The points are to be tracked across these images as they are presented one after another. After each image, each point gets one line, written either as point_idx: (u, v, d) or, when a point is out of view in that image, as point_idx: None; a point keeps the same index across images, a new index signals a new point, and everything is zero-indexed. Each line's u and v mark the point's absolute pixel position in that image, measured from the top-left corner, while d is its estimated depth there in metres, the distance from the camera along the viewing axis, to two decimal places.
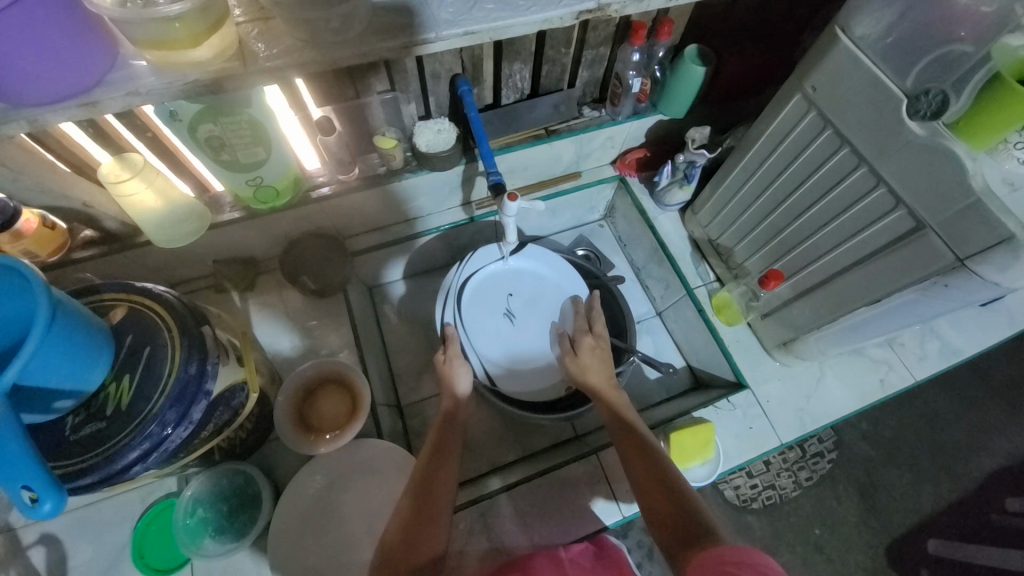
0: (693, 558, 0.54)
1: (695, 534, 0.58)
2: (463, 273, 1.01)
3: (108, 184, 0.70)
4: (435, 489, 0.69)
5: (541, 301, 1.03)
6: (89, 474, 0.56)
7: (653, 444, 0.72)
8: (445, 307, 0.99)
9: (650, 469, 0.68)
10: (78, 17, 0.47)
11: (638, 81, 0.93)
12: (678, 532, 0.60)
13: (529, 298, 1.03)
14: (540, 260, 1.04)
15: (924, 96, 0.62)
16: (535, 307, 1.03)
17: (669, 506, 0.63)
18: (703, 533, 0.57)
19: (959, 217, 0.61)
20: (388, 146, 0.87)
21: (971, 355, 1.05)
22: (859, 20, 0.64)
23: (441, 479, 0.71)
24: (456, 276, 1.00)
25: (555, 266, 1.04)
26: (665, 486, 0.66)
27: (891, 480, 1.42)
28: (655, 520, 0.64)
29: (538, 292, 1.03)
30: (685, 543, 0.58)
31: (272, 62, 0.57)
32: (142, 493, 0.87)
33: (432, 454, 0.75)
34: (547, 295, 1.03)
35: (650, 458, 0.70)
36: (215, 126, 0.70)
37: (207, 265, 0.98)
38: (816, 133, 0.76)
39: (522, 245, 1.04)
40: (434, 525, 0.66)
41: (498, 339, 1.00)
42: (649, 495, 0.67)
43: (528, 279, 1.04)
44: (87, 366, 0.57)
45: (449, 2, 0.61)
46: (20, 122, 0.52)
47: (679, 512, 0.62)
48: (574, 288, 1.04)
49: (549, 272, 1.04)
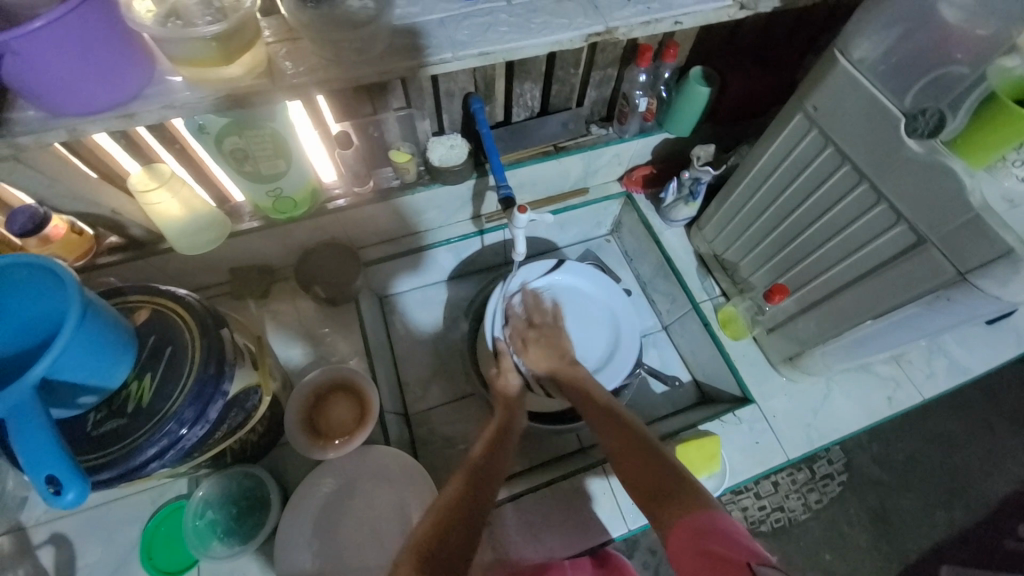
0: (674, 518, 0.57)
1: (672, 489, 0.61)
2: (508, 290, 1.01)
3: (136, 193, 0.75)
4: (469, 513, 0.66)
5: (583, 312, 1.05)
6: (108, 469, 0.58)
7: (626, 417, 0.75)
8: (494, 322, 0.99)
9: (625, 437, 0.71)
10: (120, 35, 0.50)
11: (645, 101, 0.96)
12: (652, 490, 0.63)
13: (574, 310, 1.04)
14: (580, 275, 1.06)
15: (921, 116, 0.64)
16: (580, 317, 1.04)
17: (647, 470, 0.65)
18: (681, 488, 0.60)
19: (958, 232, 0.62)
20: (402, 160, 0.91)
21: (979, 374, 1.05)
22: (857, 44, 0.67)
23: (471, 500, 0.68)
24: (502, 293, 1.00)
25: (593, 279, 1.07)
26: (639, 449, 0.69)
27: (902, 504, 1.41)
28: (630, 484, 0.66)
29: (583, 305, 1.05)
30: (663, 499, 0.60)
31: (299, 79, 0.60)
32: (152, 495, 0.88)
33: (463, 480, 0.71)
34: (590, 308, 1.05)
35: (631, 433, 0.71)
36: (240, 139, 0.74)
37: (224, 272, 1.01)
38: (817, 151, 0.78)
39: (560, 262, 1.06)
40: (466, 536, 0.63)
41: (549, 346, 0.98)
42: (626, 463, 0.68)
43: (570, 292, 1.06)
44: (112, 364, 0.59)
45: (465, 25, 0.65)
46: (59, 130, 0.56)
47: (655, 471, 0.65)
48: (614, 302, 1.06)
49: (590, 286, 1.07)
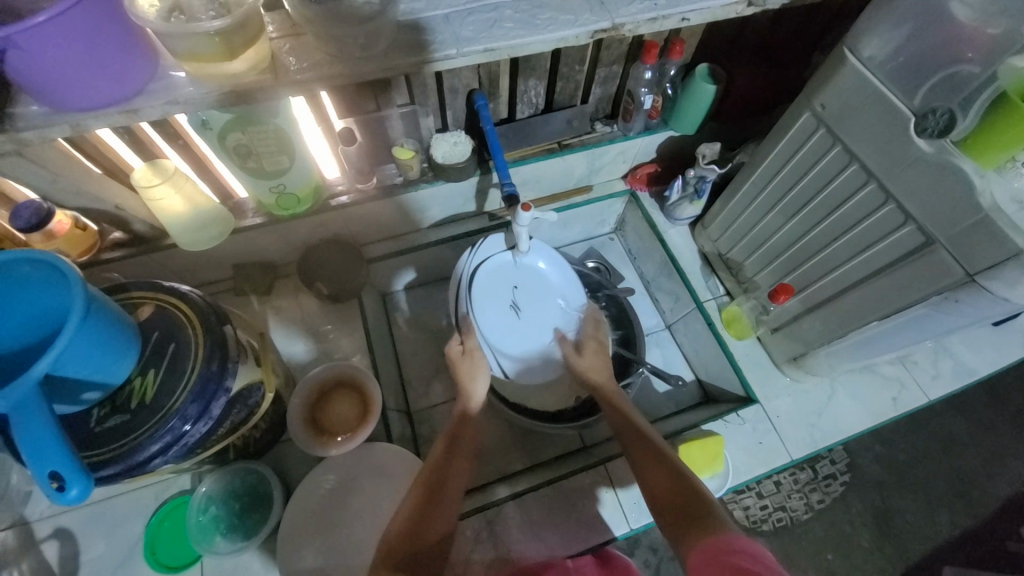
0: (693, 543, 0.55)
1: (694, 513, 0.59)
2: (475, 258, 0.95)
3: (139, 189, 0.75)
4: (445, 483, 0.71)
5: (548, 301, 0.96)
6: (111, 465, 0.58)
7: (653, 434, 0.72)
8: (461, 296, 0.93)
9: (652, 456, 0.69)
10: (123, 28, 0.50)
11: (650, 99, 0.96)
12: (674, 514, 0.61)
13: (539, 297, 0.96)
14: (554, 266, 0.97)
15: (931, 114, 0.63)
16: (544, 304, 0.96)
17: (671, 492, 0.63)
18: (703, 513, 0.58)
19: (967, 233, 0.62)
20: (406, 157, 0.90)
21: (984, 375, 1.04)
22: (867, 42, 0.67)
23: (450, 472, 0.72)
24: (468, 261, 0.94)
25: (565, 275, 0.97)
26: (665, 469, 0.66)
27: (905, 505, 1.40)
28: (655, 506, 0.65)
29: (546, 294, 0.96)
30: (685, 522, 0.58)
31: (303, 75, 0.60)
32: (156, 491, 0.88)
33: (445, 447, 0.76)
34: (554, 297, 0.96)
35: (654, 452, 0.69)
36: (243, 135, 0.74)
37: (227, 268, 1.01)
38: (825, 150, 0.77)
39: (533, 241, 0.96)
40: (446, 512, 0.68)
41: (510, 332, 0.94)
42: (650, 484, 0.67)
43: (539, 279, 0.96)
44: (115, 360, 0.59)
45: (470, 21, 0.65)
46: (63, 125, 0.56)
47: (679, 494, 0.62)
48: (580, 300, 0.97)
49: (561, 280, 0.97)
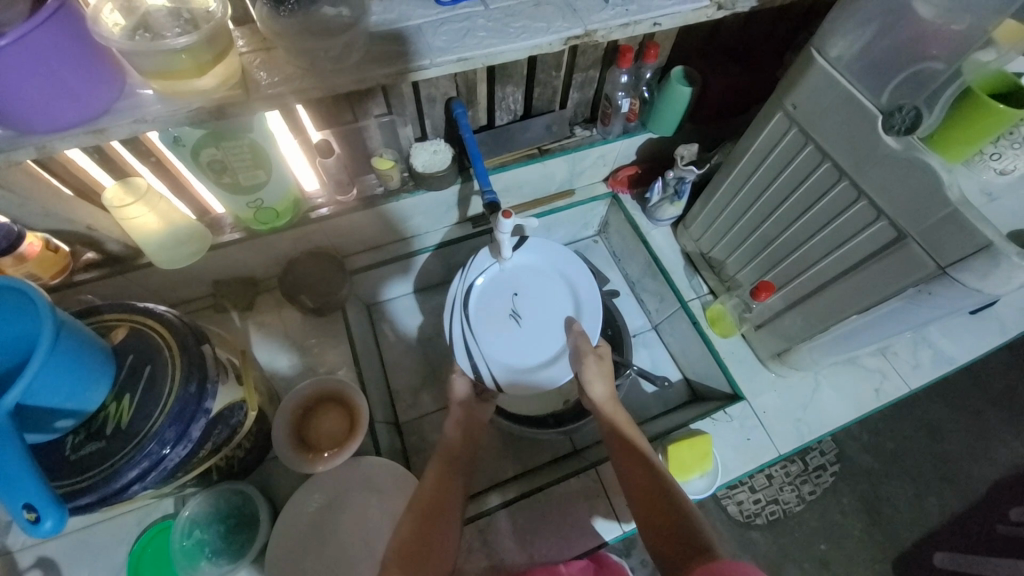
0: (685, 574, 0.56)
1: (687, 545, 0.60)
2: (468, 279, 0.93)
3: (112, 209, 0.73)
4: (440, 502, 0.72)
5: (548, 300, 0.94)
6: (88, 493, 0.57)
7: (649, 454, 0.73)
8: (453, 317, 0.91)
9: (648, 479, 0.70)
10: (88, 48, 0.49)
11: (627, 102, 0.96)
12: (667, 544, 0.62)
13: (539, 295, 0.94)
14: (545, 256, 0.96)
15: (898, 112, 0.65)
16: (545, 302, 0.94)
17: (665, 519, 0.64)
18: (696, 546, 0.59)
19: (938, 227, 0.63)
20: (386, 167, 0.90)
21: (964, 363, 1.06)
22: (833, 42, 0.68)
23: (443, 489, 0.74)
24: (460, 284, 0.92)
25: (559, 261, 0.95)
26: (660, 494, 0.67)
27: (894, 493, 1.42)
28: (647, 529, 0.66)
29: (547, 291, 0.94)
30: (681, 557, 0.59)
31: (274, 89, 0.59)
32: (138, 516, 0.87)
33: (442, 466, 0.78)
34: (554, 293, 0.94)
35: (649, 473, 0.70)
36: (218, 150, 0.73)
37: (207, 284, 1.00)
38: (798, 149, 0.78)
39: (524, 239, 0.95)
40: (448, 529, 0.70)
41: (508, 343, 0.90)
42: (644, 507, 0.68)
43: (535, 276, 0.95)
44: (89, 386, 0.58)
45: (443, 31, 0.65)
46: (28, 148, 0.55)
47: (672, 522, 0.64)
48: (585, 286, 0.93)
49: (556, 266, 0.95)
